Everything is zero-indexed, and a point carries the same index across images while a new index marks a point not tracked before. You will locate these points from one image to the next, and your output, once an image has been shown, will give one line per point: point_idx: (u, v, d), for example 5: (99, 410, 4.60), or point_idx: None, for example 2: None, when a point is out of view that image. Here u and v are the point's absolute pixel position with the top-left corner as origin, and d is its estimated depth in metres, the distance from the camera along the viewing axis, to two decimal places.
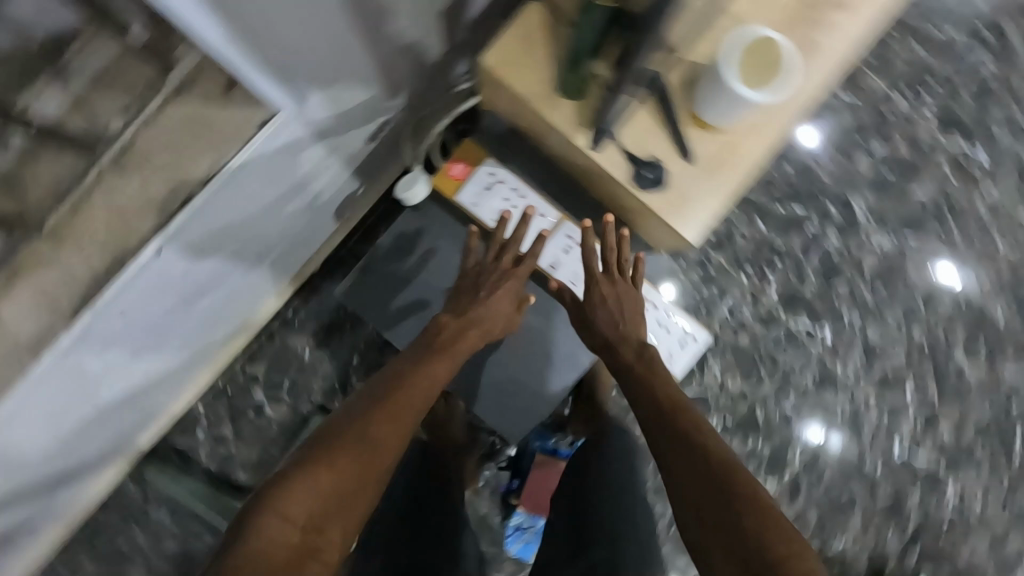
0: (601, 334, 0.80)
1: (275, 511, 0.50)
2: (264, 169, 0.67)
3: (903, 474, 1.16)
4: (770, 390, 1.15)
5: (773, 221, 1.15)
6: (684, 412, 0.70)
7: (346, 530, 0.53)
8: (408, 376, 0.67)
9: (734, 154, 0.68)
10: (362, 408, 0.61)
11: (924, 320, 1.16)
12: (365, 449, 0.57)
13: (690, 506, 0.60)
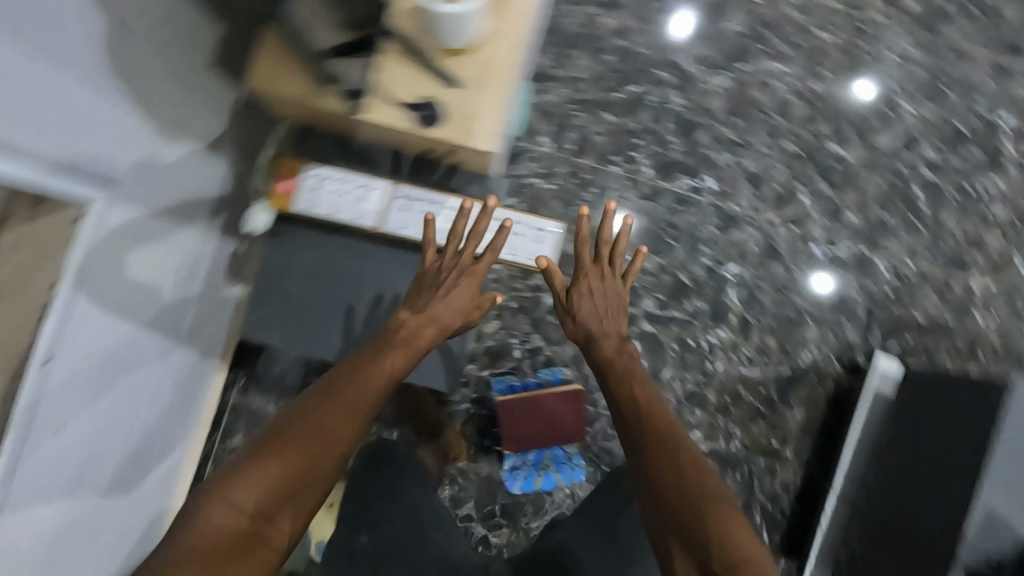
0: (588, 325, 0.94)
1: (226, 498, 0.61)
2: (110, 254, 0.74)
3: (833, 270, 1.23)
4: (685, 253, 1.22)
5: (617, 108, 1.23)
6: (662, 411, 0.81)
7: (291, 520, 0.64)
8: (368, 373, 0.76)
9: (492, 64, 0.78)
10: (322, 402, 0.70)
11: (787, 131, 1.24)
12: (314, 448, 0.66)
13: (664, 517, 0.69)
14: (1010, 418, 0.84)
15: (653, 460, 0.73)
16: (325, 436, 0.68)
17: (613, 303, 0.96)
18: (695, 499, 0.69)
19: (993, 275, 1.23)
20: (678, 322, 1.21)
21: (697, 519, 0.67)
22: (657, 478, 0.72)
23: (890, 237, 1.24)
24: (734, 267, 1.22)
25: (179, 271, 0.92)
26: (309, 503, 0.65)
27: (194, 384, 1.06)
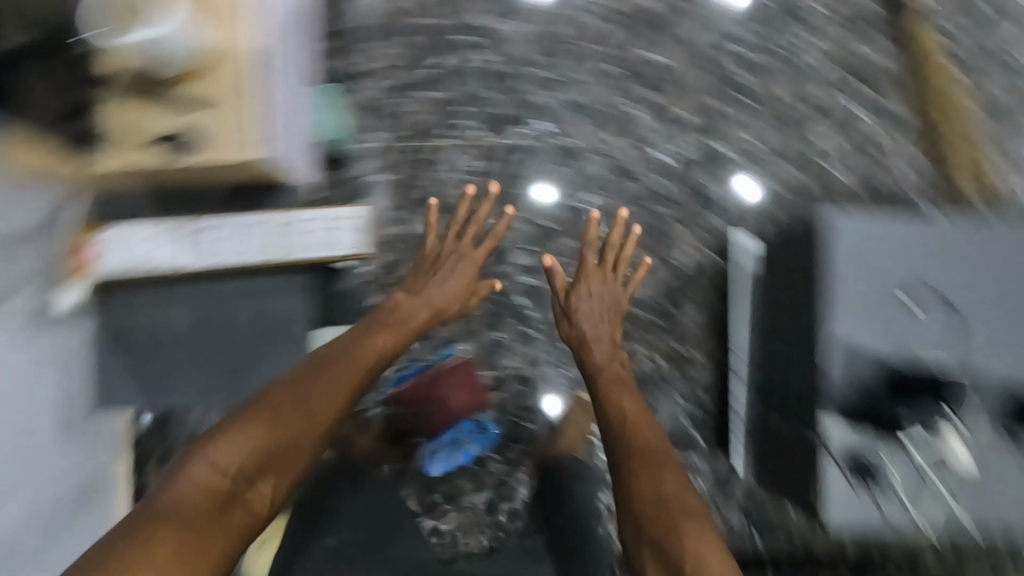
0: (586, 327, 1.12)
1: (208, 458, 0.79)
2: None
3: (682, 169, 1.25)
4: (540, 200, 1.24)
5: (429, 83, 1.24)
6: (648, 430, 1.01)
7: (280, 473, 0.83)
8: (360, 348, 0.99)
9: (221, 81, 0.82)
10: (313, 378, 0.91)
11: (596, 54, 1.26)
12: (298, 415, 0.87)
13: (643, 535, 0.87)
14: (833, 252, 0.87)
15: (641, 489, 0.91)
16: (307, 411, 0.88)
17: (611, 308, 1.15)
18: (669, 511, 0.88)
19: (832, 128, 1.26)
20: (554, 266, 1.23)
21: (669, 533, 0.85)
22: (641, 502, 0.90)
23: (727, 122, 1.26)
24: (590, 198, 1.25)
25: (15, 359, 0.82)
26: (299, 459, 0.85)
27: (108, 486, 1.00)
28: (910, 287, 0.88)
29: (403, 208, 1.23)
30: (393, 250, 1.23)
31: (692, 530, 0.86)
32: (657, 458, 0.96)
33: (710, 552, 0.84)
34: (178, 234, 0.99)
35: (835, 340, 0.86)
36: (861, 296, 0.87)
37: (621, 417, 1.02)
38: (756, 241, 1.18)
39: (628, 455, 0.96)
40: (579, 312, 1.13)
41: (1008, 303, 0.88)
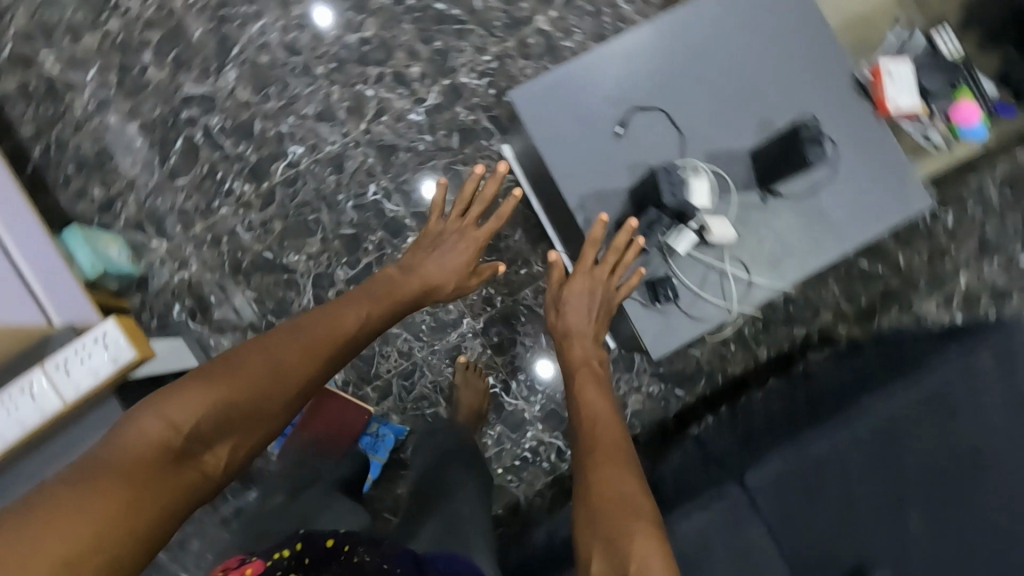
0: (570, 321, 0.90)
1: (158, 412, 0.59)
2: None
3: (438, 117, 1.28)
4: (330, 214, 1.26)
5: (181, 168, 1.26)
6: (615, 434, 0.77)
7: (237, 443, 0.63)
8: (338, 320, 0.80)
9: None
10: (287, 338, 0.72)
11: (311, 62, 1.28)
12: (268, 374, 0.67)
13: (596, 537, 0.64)
14: (528, 121, 0.88)
15: (601, 488, 0.68)
16: (277, 370, 0.68)
17: (597, 301, 0.88)
18: (624, 512, 0.65)
19: (547, 8, 1.29)
20: (374, 263, 1.26)
21: (619, 534, 0.62)
22: (599, 495, 0.68)
23: (453, 55, 1.29)
24: (373, 187, 1.27)
25: None
26: (255, 432, 0.65)
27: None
28: (611, 107, 0.88)
29: (219, 289, 1.25)
30: (230, 329, 1.25)
31: (636, 528, 0.62)
32: (614, 455, 0.73)
33: (646, 546, 0.60)
34: None
35: (571, 196, 0.88)
36: (570, 143, 0.88)
37: (590, 421, 0.80)
38: (512, 146, 1.22)
39: (595, 451, 0.74)
40: (565, 295, 0.90)
41: (700, 72, 0.89)
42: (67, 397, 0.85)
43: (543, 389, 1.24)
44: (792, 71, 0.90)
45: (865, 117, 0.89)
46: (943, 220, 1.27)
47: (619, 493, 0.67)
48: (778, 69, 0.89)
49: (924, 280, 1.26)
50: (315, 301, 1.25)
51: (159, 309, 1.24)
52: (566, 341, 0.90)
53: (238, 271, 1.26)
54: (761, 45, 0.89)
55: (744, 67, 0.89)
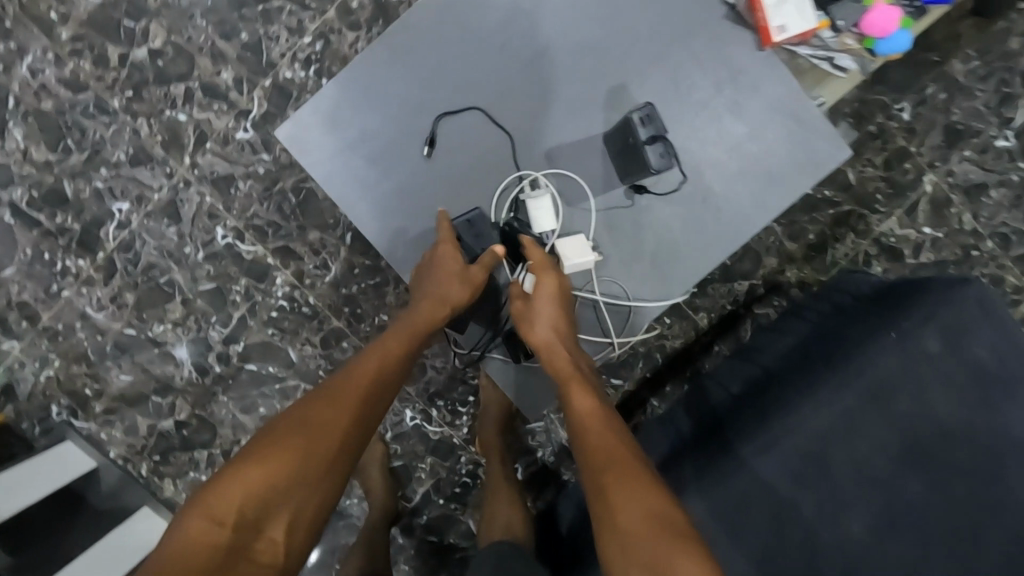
0: (544, 333, 0.66)
1: (200, 513, 0.60)
2: None
3: (270, 127, 1.06)
4: (183, 271, 1.09)
5: (1, 256, 1.09)
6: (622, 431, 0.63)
7: (288, 519, 0.63)
8: (360, 364, 0.73)
9: None
10: (307, 402, 0.68)
11: (103, 94, 1.05)
12: (297, 444, 0.65)
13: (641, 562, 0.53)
14: (304, 155, 0.68)
15: (623, 513, 0.56)
16: (308, 434, 0.66)
17: (567, 303, 0.68)
18: (661, 530, 0.54)
19: None
20: (248, 314, 1.10)
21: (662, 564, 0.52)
22: (624, 522, 0.55)
23: (264, 46, 1.04)
24: (221, 231, 1.08)
25: None
26: (300, 507, 0.63)
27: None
28: (410, 118, 0.69)
29: (92, 379, 1.13)
30: (118, 419, 1.14)
31: (679, 552, 0.52)
32: (632, 466, 0.59)
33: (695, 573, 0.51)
34: None
35: (384, 239, 0.70)
36: (368, 176, 0.69)
37: (588, 431, 0.63)
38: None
39: (609, 467, 0.59)
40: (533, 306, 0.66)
41: (510, 44, 0.69)
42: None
43: (467, 409, 1.13)
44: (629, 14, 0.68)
45: (746, 51, 0.68)
46: (897, 115, 1.04)
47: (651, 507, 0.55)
48: (613, 11, 0.68)
49: (880, 195, 1.06)
50: (197, 369, 1.12)
51: (36, 414, 1.13)
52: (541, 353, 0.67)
53: (105, 355, 1.12)
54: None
55: (567, 24, 0.68)
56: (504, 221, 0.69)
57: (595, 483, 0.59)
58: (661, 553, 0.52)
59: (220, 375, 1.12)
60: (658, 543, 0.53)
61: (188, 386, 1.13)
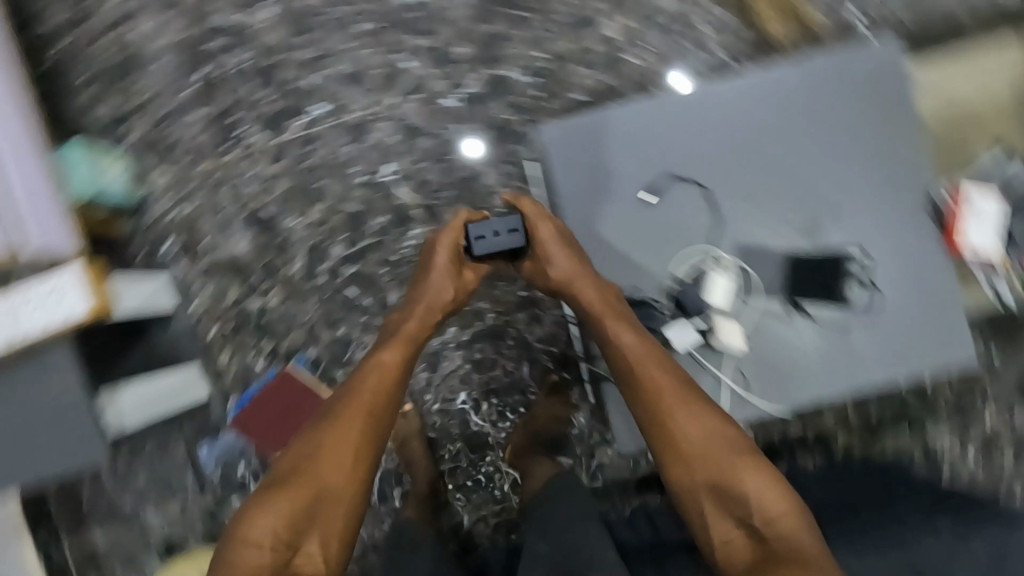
0: (559, 273, 0.81)
1: (244, 542, 0.79)
2: None
3: (474, 107, 1.17)
4: (339, 185, 1.19)
5: (197, 101, 1.20)
6: (669, 365, 0.79)
7: (322, 532, 0.82)
8: (360, 383, 0.91)
9: None
10: (320, 433, 0.87)
11: (354, 15, 1.18)
12: (313, 477, 0.84)
13: (705, 481, 0.75)
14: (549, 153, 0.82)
15: (687, 443, 0.76)
16: (323, 464, 0.85)
17: (569, 241, 0.82)
18: (721, 452, 0.75)
19: (620, 13, 1.16)
20: (372, 246, 1.19)
21: (731, 480, 0.74)
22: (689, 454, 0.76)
23: (504, 41, 1.17)
24: (388, 168, 1.18)
25: None
26: (329, 523, 0.82)
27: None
28: (645, 160, 0.82)
29: (211, 235, 1.21)
30: (215, 279, 1.21)
31: (743, 468, 0.75)
32: (685, 399, 0.77)
33: (760, 485, 0.74)
34: None
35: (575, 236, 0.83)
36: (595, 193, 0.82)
37: (633, 363, 0.78)
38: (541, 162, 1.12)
39: (663, 400, 0.77)
40: (544, 258, 0.82)
41: (751, 139, 0.81)
42: (15, 338, 0.83)
43: (513, 416, 1.19)
44: (849, 159, 0.81)
45: (929, 242, 0.80)
46: (990, 348, 1.15)
47: (709, 433, 0.76)
48: (843, 152, 0.81)
49: (945, 407, 1.16)
50: (304, 271, 1.20)
51: (149, 241, 1.20)
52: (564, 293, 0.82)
53: (235, 221, 1.21)
54: (813, 123, 0.81)
55: (796, 146, 0.81)
56: (685, 278, 0.81)
57: (654, 414, 0.77)
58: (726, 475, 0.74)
59: (320, 286, 1.20)
60: (719, 464, 0.75)
61: (289, 281, 1.20)
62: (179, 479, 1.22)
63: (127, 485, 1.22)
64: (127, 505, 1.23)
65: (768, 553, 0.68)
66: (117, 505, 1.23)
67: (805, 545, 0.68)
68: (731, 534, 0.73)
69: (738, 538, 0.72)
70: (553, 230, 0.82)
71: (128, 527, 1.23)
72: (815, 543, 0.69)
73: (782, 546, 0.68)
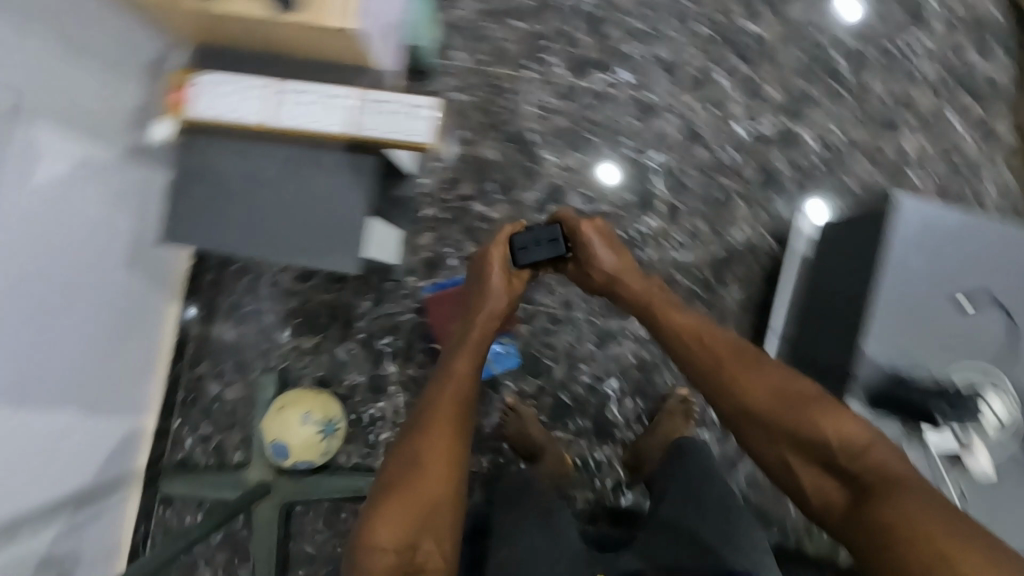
0: (602, 275, 1.03)
1: (370, 550, 0.78)
2: (14, 176, 0.79)
3: (758, 145, 1.23)
4: (607, 150, 1.24)
5: (526, 15, 1.25)
6: (721, 337, 0.91)
7: (434, 535, 0.81)
8: (444, 387, 0.93)
9: None
10: (413, 439, 0.87)
11: (699, 15, 1.24)
12: (420, 485, 0.83)
13: (786, 440, 0.79)
14: (896, 228, 0.85)
15: (754, 397, 0.83)
16: (421, 468, 0.84)
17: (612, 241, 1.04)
18: (798, 404, 0.80)
19: (924, 134, 1.21)
20: (606, 214, 1.23)
21: (808, 423, 0.78)
22: (761, 415, 0.82)
23: (812, 105, 1.23)
24: (656, 157, 1.23)
25: (76, 181, 0.91)
26: (442, 522, 0.82)
27: (146, 307, 1.14)
28: (969, 279, 0.86)
29: (472, 132, 1.25)
30: (455, 169, 1.25)
31: (819, 411, 0.78)
32: (742, 364, 0.86)
33: (836, 424, 0.77)
34: (260, 83, 0.89)
35: (876, 310, 0.85)
36: (914, 284, 0.85)
37: (688, 343, 0.92)
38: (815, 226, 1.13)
39: (724, 367, 0.87)
40: (591, 254, 1.02)
41: None
42: (355, 127, 0.89)
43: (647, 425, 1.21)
44: None
45: None
46: None
47: (770, 390, 0.83)
48: None
49: None
50: (536, 204, 1.24)
51: None
52: (609, 283, 1.03)
53: (500, 131, 1.25)
54: None
55: None
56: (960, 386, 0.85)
57: (716, 385, 0.87)
58: (798, 422, 0.79)
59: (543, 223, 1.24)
60: (794, 414, 0.80)
61: (518, 204, 1.24)
62: (328, 321, 1.26)
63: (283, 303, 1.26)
64: (270, 319, 1.26)
65: (859, 488, 0.72)
66: (265, 316, 1.26)
67: (894, 473, 0.72)
68: (823, 481, 0.76)
69: (831, 481, 0.76)
70: (592, 230, 1.02)
71: (261, 342, 1.26)
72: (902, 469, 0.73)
73: (870, 479, 0.72)
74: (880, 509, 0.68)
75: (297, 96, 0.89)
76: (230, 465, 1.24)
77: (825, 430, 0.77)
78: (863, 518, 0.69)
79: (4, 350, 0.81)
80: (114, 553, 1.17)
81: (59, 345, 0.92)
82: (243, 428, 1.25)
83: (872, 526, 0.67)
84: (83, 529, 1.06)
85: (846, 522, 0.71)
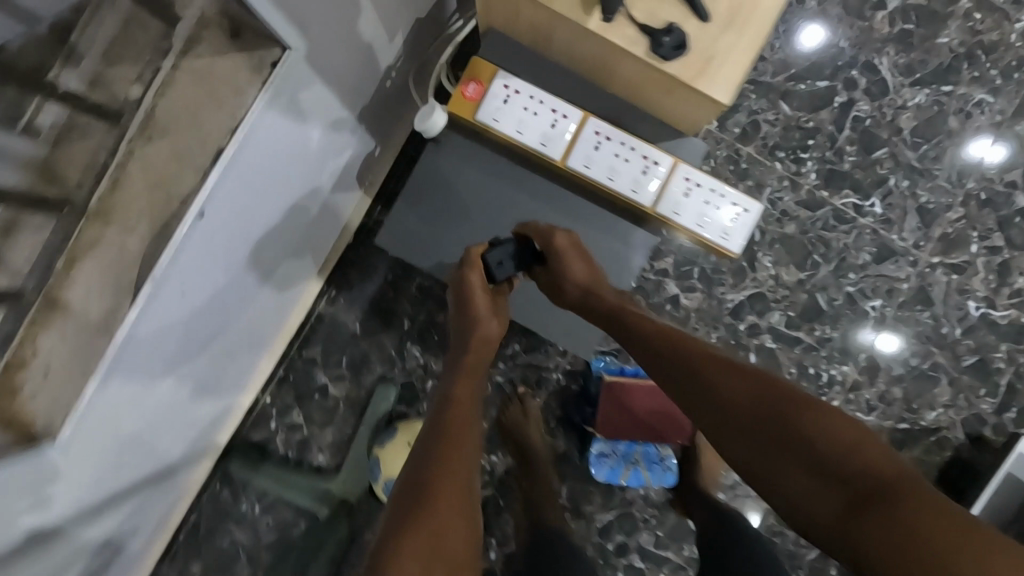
0: (575, 279, 0.78)
1: None
2: (268, 127, 0.66)
3: (984, 330, 1.11)
4: (831, 278, 1.11)
5: (796, 99, 1.11)
6: (693, 339, 0.68)
7: None
8: (457, 404, 0.66)
9: (748, 6, 0.64)
10: (414, 470, 0.59)
11: (976, 171, 1.11)
12: (442, 531, 0.54)
13: (765, 456, 0.56)
14: None
15: (724, 397, 0.60)
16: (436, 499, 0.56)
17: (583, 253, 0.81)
18: (784, 398, 0.58)
19: None
20: (804, 344, 1.11)
21: (792, 425, 0.56)
22: (737, 422, 0.59)
23: None
24: (877, 303, 1.11)
25: (308, 141, 0.78)
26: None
27: (297, 281, 1.00)
28: None
29: None
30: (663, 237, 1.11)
31: (814, 413, 0.56)
32: (711, 360, 0.64)
33: (833, 429, 0.55)
34: (572, 115, 0.76)
35: None
36: None
37: (648, 332, 0.70)
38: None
39: (695, 360, 0.65)
40: (564, 266, 0.78)
41: None
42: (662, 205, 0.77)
43: None
44: None
45: None
46: None
47: (744, 388, 0.60)
48: None
49: None
50: (734, 306, 1.11)
51: None
52: (584, 298, 0.78)
53: None
54: None
55: None
56: None
57: (684, 375, 0.65)
58: (785, 421, 0.56)
59: (734, 330, 1.11)
60: (773, 416, 0.57)
61: (714, 299, 1.11)
62: None
63: (425, 313, 1.11)
64: (405, 324, 1.11)
65: (858, 497, 0.51)
66: (403, 323, 1.10)
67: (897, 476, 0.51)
68: (818, 501, 0.53)
69: (828, 496, 0.52)
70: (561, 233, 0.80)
71: (388, 347, 1.11)
72: (899, 466, 0.52)
73: (871, 482, 0.51)
74: (886, 522, 0.48)
75: (608, 147, 0.76)
76: (311, 467, 1.09)
77: (810, 434, 0.55)
78: (868, 536, 0.48)
79: (163, 328, 0.68)
80: (163, 530, 1.02)
81: (211, 321, 0.79)
82: (337, 431, 1.10)
83: (887, 547, 0.47)
84: (153, 506, 0.92)
85: (846, 547, 0.50)
